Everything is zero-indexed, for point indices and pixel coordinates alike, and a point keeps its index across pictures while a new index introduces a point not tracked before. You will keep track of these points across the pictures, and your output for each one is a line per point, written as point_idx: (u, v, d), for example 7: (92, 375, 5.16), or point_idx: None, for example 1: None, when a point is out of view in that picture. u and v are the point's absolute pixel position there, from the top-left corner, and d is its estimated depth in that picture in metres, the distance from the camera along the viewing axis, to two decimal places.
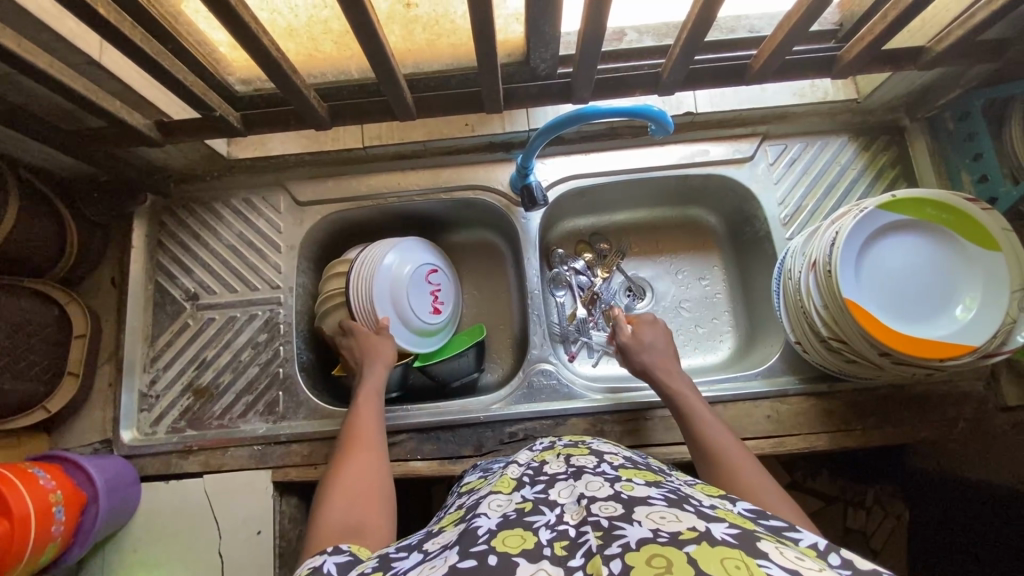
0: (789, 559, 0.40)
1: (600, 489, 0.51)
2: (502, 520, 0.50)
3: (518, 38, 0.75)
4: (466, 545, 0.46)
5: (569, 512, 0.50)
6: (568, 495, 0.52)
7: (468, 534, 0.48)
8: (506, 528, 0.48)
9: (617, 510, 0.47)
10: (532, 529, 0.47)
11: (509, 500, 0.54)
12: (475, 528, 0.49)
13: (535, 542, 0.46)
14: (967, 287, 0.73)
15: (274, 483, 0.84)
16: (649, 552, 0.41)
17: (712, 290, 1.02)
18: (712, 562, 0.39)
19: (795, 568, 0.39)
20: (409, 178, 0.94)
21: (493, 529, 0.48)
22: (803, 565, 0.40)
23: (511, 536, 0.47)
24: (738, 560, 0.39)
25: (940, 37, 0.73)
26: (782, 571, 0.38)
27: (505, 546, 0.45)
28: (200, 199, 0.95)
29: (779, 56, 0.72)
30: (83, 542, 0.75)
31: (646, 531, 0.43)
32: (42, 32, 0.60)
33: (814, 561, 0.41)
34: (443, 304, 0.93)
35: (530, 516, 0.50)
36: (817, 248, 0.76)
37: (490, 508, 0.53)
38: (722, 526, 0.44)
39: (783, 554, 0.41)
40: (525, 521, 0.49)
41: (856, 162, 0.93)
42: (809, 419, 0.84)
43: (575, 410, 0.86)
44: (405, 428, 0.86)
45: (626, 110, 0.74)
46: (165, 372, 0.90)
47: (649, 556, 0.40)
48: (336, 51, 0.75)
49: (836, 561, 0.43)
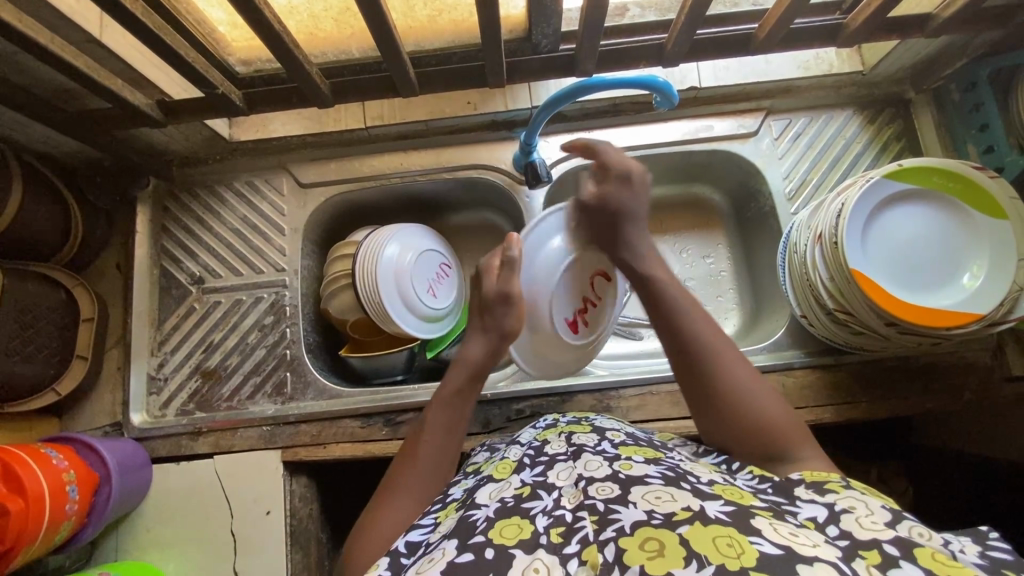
0: (782, 536, 0.40)
1: (598, 469, 0.51)
2: (500, 507, 0.50)
3: (520, 14, 0.75)
4: (463, 536, 0.47)
5: (566, 496, 0.50)
6: (566, 478, 0.52)
7: (465, 525, 0.49)
8: (505, 517, 0.48)
9: (613, 491, 0.48)
10: (529, 517, 0.48)
11: (508, 486, 0.54)
12: (473, 519, 0.49)
13: (532, 531, 0.46)
14: (974, 255, 0.73)
15: (285, 463, 0.85)
16: (643, 536, 0.42)
17: (718, 268, 1.02)
18: (704, 542, 0.40)
19: (787, 543, 0.39)
20: (411, 158, 0.94)
21: (491, 517, 0.49)
22: (797, 540, 0.40)
23: (508, 526, 0.47)
24: (729, 538, 0.40)
25: (946, 4, 0.72)
26: (774, 547, 0.39)
27: (502, 537, 0.46)
28: (202, 182, 0.95)
29: (784, 25, 0.71)
30: (97, 522, 0.76)
31: (640, 513, 0.44)
32: (42, 8, 0.60)
33: (808, 536, 0.41)
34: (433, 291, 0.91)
35: (527, 502, 0.50)
36: (822, 220, 0.76)
37: (489, 496, 0.53)
38: (717, 504, 0.44)
39: (776, 530, 0.41)
40: (522, 508, 0.49)
41: (862, 135, 0.92)
42: (816, 392, 0.85)
43: (582, 386, 0.86)
44: (412, 407, 0.86)
45: (630, 81, 0.74)
46: (173, 355, 0.90)
47: (642, 541, 0.41)
48: (337, 29, 0.75)
49: (833, 533, 0.44)
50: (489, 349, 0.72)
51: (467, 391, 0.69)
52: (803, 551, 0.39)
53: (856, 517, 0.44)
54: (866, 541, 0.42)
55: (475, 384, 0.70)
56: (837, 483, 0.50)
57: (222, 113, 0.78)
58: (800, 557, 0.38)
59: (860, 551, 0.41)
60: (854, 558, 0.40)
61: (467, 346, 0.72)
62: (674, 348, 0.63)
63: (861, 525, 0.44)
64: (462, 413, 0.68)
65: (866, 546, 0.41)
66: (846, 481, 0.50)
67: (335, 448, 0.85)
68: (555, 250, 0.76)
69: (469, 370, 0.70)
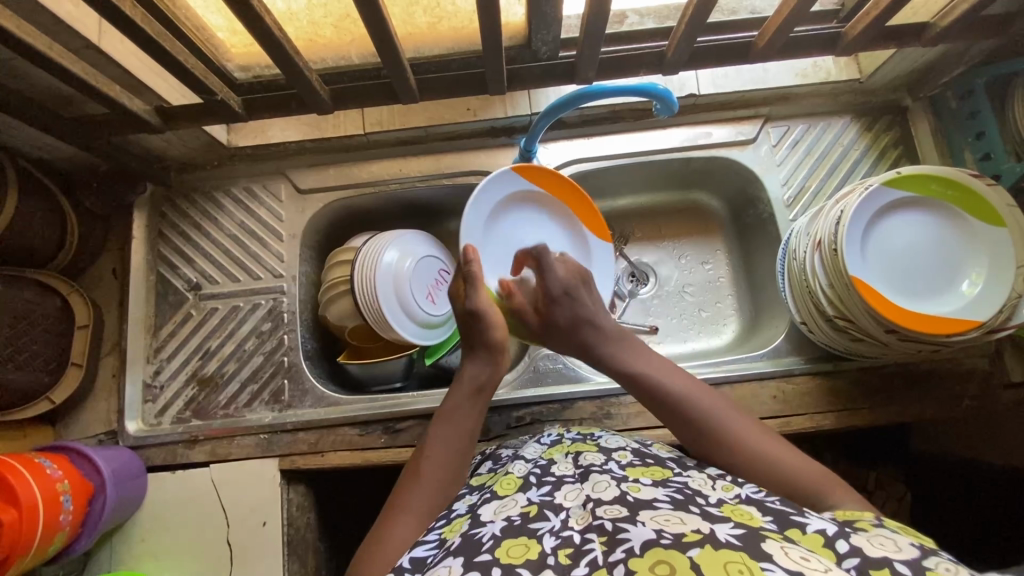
0: (793, 560, 0.40)
1: (606, 490, 0.51)
2: (507, 525, 0.50)
3: (520, 21, 0.75)
4: (469, 553, 0.47)
5: (574, 517, 0.50)
6: (574, 498, 0.52)
7: (470, 542, 0.49)
8: (512, 536, 0.48)
9: (621, 512, 0.47)
10: (536, 537, 0.48)
11: (514, 503, 0.54)
12: (478, 535, 0.49)
13: (539, 552, 0.46)
14: (974, 261, 0.73)
15: (282, 472, 0.84)
16: (653, 557, 0.41)
17: (716, 275, 1.02)
18: (715, 566, 0.39)
19: (800, 568, 0.39)
20: (410, 164, 0.94)
21: (497, 535, 0.49)
22: (808, 564, 0.39)
23: (516, 546, 0.47)
24: (740, 564, 0.39)
25: (944, 13, 0.73)
26: (786, 573, 0.38)
27: (509, 556, 0.46)
28: (199, 188, 0.95)
29: (783, 34, 0.71)
30: (91, 533, 0.75)
31: (650, 533, 0.44)
32: (40, 14, 0.59)
33: (819, 560, 0.40)
34: (439, 299, 0.91)
35: (535, 522, 0.50)
36: (822, 227, 0.76)
37: (494, 512, 0.53)
38: (727, 527, 0.44)
39: (787, 555, 0.40)
40: (530, 527, 0.49)
41: (859, 143, 0.92)
42: (816, 400, 0.85)
43: (582, 393, 0.86)
44: (412, 414, 0.85)
45: (631, 88, 0.74)
46: (169, 363, 0.90)
47: (652, 563, 0.41)
48: (336, 36, 0.75)
49: (843, 550, 0.43)
50: (488, 361, 0.70)
51: (471, 403, 0.68)
52: (814, 575, 0.38)
53: (866, 539, 0.44)
54: (877, 560, 0.41)
55: (480, 397, 0.69)
56: (868, 521, 0.50)
57: (221, 119, 0.78)
58: None
59: (871, 570, 0.40)
60: None
61: (465, 366, 0.71)
62: (682, 433, 0.63)
63: (871, 543, 0.44)
64: (469, 426, 0.67)
65: (877, 565, 0.41)
66: (875, 519, 0.50)
67: (333, 456, 0.85)
68: (410, 267, 0.87)
69: (471, 388, 0.69)
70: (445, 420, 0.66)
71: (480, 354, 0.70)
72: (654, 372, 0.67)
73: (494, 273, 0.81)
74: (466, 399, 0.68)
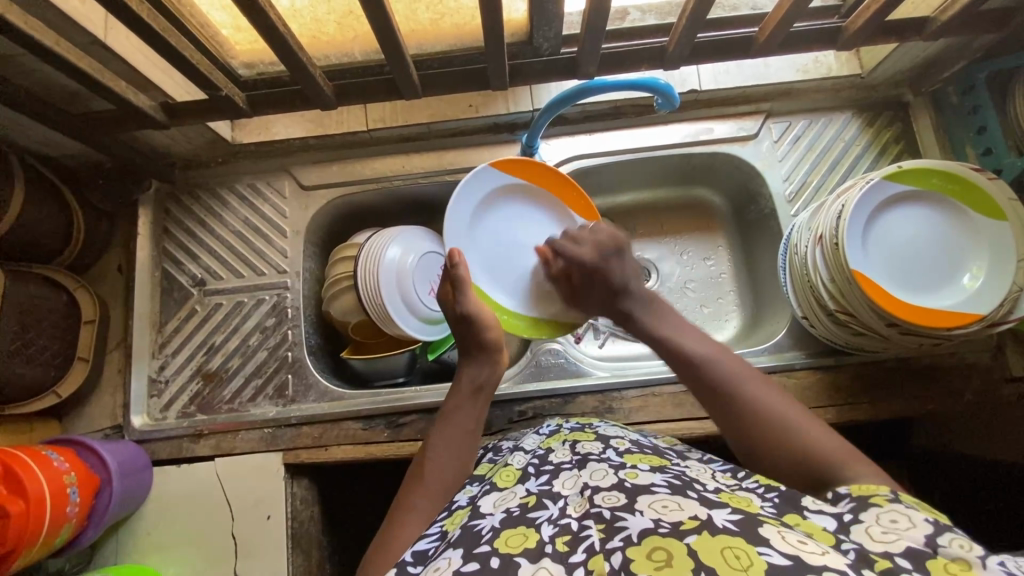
0: (790, 544, 0.40)
1: (604, 478, 0.51)
2: (506, 517, 0.50)
3: (522, 17, 0.76)
4: (468, 546, 0.47)
5: (572, 505, 0.50)
6: (571, 487, 0.52)
7: (470, 535, 0.49)
8: (510, 527, 0.49)
9: (619, 500, 0.47)
10: (535, 526, 0.48)
11: (513, 495, 0.54)
12: (477, 528, 0.50)
13: (537, 540, 0.46)
14: (974, 256, 0.73)
15: (286, 465, 0.85)
16: (650, 544, 0.41)
17: (718, 271, 1.02)
18: (711, 553, 0.39)
19: (797, 553, 0.39)
20: (413, 161, 0.94)
21: (496, 527, 0.49)
22: (804, 549, 0.40)
23: (513, 536, 0.47)
24: (738, 549, 0.39)
25: (945, 7, 0.73)
26: (783, 558, 0.38)
27: (507, 545, 0.46)
28: (204, 185, 0.95)
29: (784, 29, 0.72)
30: (98, 524, 0.76)
31: (647, 521, 0.44)
32: (47, 10, 0.60)
33: (816, 544, 0.41)
34: None
35: (533, 512, 0.50)
36: (823, 222, 0.77)
37: (493, 504, 0.53)
38: (724, 513, 0.44)
39: (784, 539, 0.41)
40: (528, 518, 0.49)
41: (860, 138, 0.92)
42: (818, 394, 0.85)
43: (583, 388, 0.86)
44: (415, 408, 0.85)
45: (632, 83, 0.74)
46: (174, 358, 0.90)
47: (650, 550, 0.41)
48: (340, 33, 0.76)
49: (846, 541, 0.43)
50: (484, 362, 0.71)
51: (470, 402, 0.69)
52: (811, 560, 0.38)
53: (867, 528, 0.44)
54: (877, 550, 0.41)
55: (480, 396, 0.70)
56: (882, 495, 0.47)
57: (226, 115, 0.78)
58: (808, 566, 0.38)
59: (871, 557, 0.40)
60: (866, 563, 0.40)
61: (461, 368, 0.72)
62: (716, 415, 0.60)
63: (874, 533, 0.43)
64: (471, 426, 0.67)
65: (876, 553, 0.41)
66: (891, 493, 0.47)
67: (336, 450, 0.85)
68: (411, 263, 0.88)
69: (471, 388, 0.70)
70: (446, 420, 0.67)
71: (478, 355, 0.72)
72: (688, 346, 0.64)
73: (483, 271, 0.81)
74: (467, 399, 0.69)
